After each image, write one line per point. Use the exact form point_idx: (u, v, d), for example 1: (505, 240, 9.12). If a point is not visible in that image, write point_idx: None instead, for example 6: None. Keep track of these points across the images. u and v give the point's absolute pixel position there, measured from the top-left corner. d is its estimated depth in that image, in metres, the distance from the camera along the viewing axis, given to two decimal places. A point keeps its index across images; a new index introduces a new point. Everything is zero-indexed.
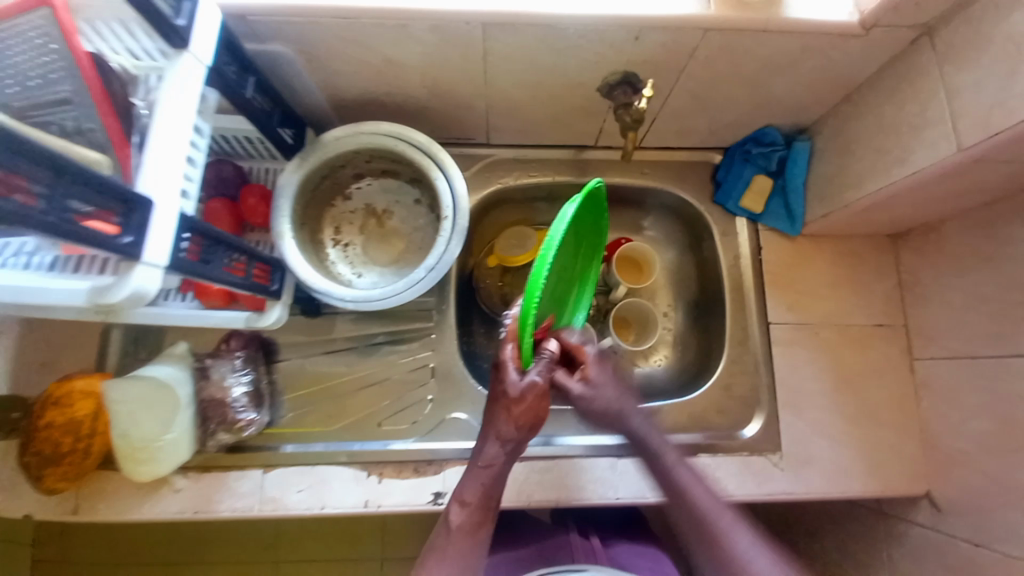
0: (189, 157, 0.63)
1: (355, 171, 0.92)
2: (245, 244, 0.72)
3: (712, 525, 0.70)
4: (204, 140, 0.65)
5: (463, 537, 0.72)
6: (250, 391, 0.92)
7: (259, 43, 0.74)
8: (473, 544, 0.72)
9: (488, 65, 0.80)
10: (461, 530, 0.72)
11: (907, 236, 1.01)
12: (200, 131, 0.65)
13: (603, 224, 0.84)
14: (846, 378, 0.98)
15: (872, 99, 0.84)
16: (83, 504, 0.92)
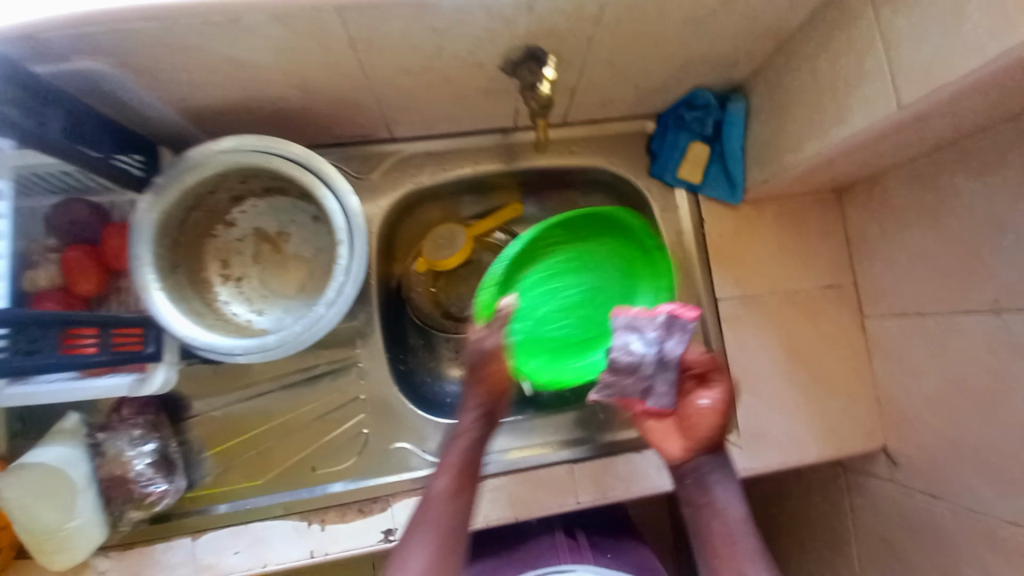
0: None
1: (232, 194, 0.79)
2: (93, 315, 0.62)
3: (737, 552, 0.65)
4: None
5: (440, 536, 0.62)
6: (155, 460, 0.83)
7: (52, 63, 0.58)
8: (450, 542, 0.62)
9: (362, 55, 0.66)
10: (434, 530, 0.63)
11: (851, 190, 0.95)
12: None
13: (650, 241, 0.80)
14: (799, 347, 0.95)
15: (806, 49, 0.75)
16: None
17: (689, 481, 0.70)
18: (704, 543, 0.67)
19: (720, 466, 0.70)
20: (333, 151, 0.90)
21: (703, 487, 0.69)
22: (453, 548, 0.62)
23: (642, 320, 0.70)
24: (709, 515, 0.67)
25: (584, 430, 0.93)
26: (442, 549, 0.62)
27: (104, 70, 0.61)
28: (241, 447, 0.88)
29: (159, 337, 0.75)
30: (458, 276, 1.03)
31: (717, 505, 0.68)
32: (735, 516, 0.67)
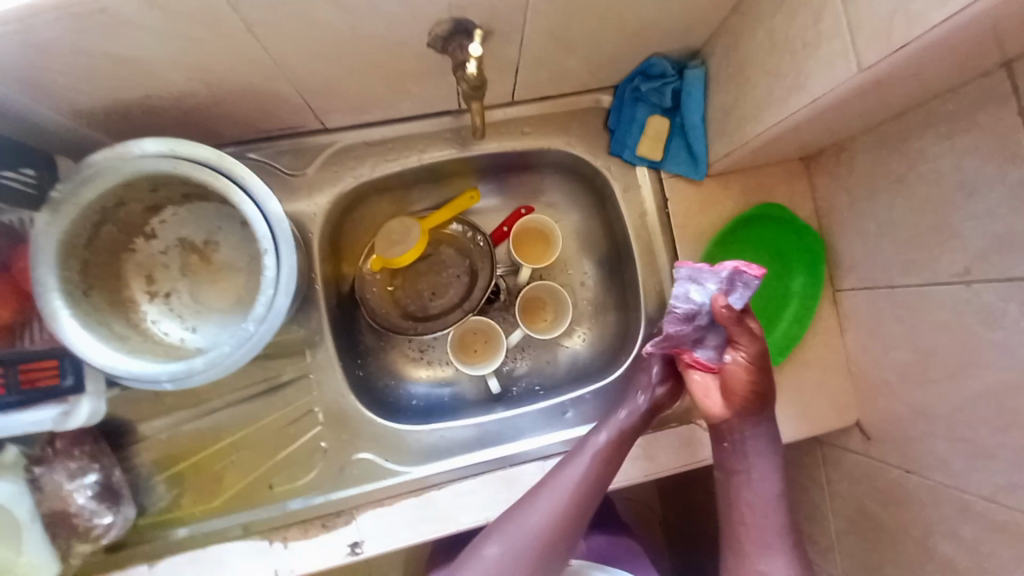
0: None
1: (145, 203, 0.72)
2: None
3: (762, 540, 0.67)
4: None
5: (562, 512, 0.70)
6: (99, 492, 0.78)
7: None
8: (555, 524, 0.70)
9: (267, 41, 0.59)
10: (552, 506, 0.70)
11: (818, 158, 0.91)
12: None
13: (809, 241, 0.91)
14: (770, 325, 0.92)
15: (761, 8, 0.69)
16: None
17: (730, 466, 0.72)
18: (731, 522, 0.70)
19: (764, 446, 0.72)
20: (262, 147, 0.83)
21: (744, 475, 0.71)
22: (551, 537, 0.69)
23: (704, 271, 0.70)
24: (742, 498, 0.70)
25: (555, 426, 0.89)
26: (563, 523, 0.70)
27: None
28: (195, 469, 0.83)
29: (78, 367, 0.69)
30: (416, 272, 0.98)
31: (752, 495, 0.69)
32: (766, 509, 0.68)
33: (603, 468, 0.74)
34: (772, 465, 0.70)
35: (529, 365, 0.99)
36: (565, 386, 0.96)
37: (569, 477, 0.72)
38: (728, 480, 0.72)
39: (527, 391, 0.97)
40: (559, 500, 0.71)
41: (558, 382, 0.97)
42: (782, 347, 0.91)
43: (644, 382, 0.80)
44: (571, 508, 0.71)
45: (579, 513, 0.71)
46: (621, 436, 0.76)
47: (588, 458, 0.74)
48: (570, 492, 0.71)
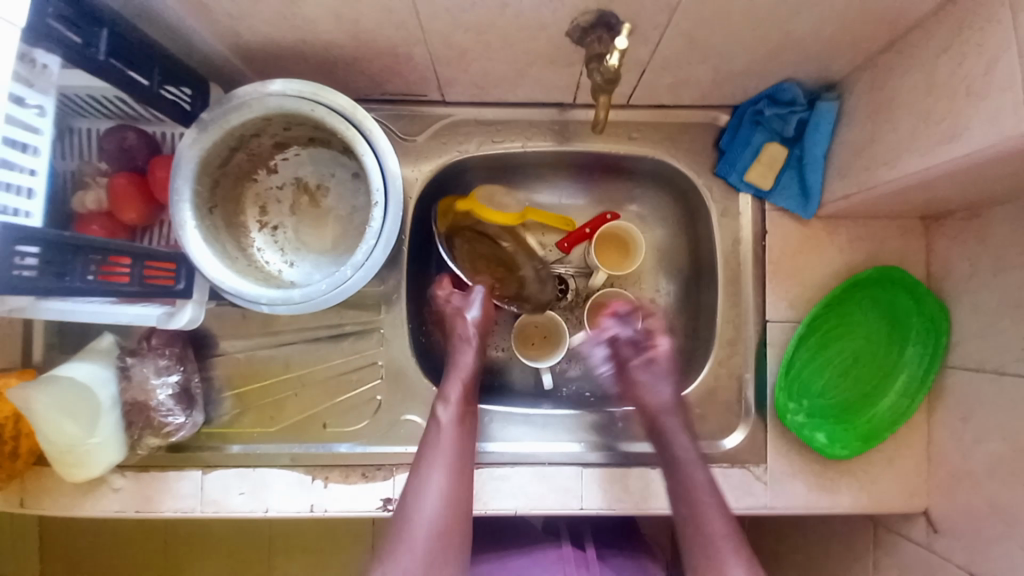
0: (22, 145, 0.56)
1: (275, 140, 0.78)
2: (121, 242, 0.61)
3: (711, 548, 0.69)
4: (47, 119, 0.59)
5: (456, 456, 0.72)
6: (177, 393, 0.85)
7: None
8: (456, 485, 0.70)
9: (419, 4, 0.62)
10: (449, 458, 0.72)
11: (944, 220, 0.84)
12: (43, 109, 0.59)
13: (928, 303, 0.83)
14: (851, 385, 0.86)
15: (923, 48, 0.64)
16: (30, 497, 0.84)
17: (681, 475, 0.75)
18: (682, 525, 0.72)
19: (687, 454, 0.77)
20: (381, 108, 0.87)
21: (689, 472, 0.75)
22: (459, 490, 0.70)
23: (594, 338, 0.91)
24: (696, 509, 0.72)
25: (601, 437, 0.90)
26: (460, 470, 0.71)
27: None
28: (259, 393, 0.89)
29: (190, 275, 0.75)
30: (480, 254, 0.95)
31: (711, 526, 0.70)
32: (712, 521, 0.70)
33: (466, 395, 0.79)
34: (702, 468, 0.76)
35: (583, 370, 0.97)
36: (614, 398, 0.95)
37: (443, 444, 0.73)
38: (678, 494, 0.75)
39: (576, 394, 0.96)
40: (452, 465, 0.71)
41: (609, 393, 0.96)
42: (875, 433, 0.84)
43: (447, 354, 0.84)
44: (460, 459, 0.72)
45: (468, 446, 0.74)
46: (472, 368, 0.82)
47: (454, 411, 0.76)
48: (452, 454, 0.72)
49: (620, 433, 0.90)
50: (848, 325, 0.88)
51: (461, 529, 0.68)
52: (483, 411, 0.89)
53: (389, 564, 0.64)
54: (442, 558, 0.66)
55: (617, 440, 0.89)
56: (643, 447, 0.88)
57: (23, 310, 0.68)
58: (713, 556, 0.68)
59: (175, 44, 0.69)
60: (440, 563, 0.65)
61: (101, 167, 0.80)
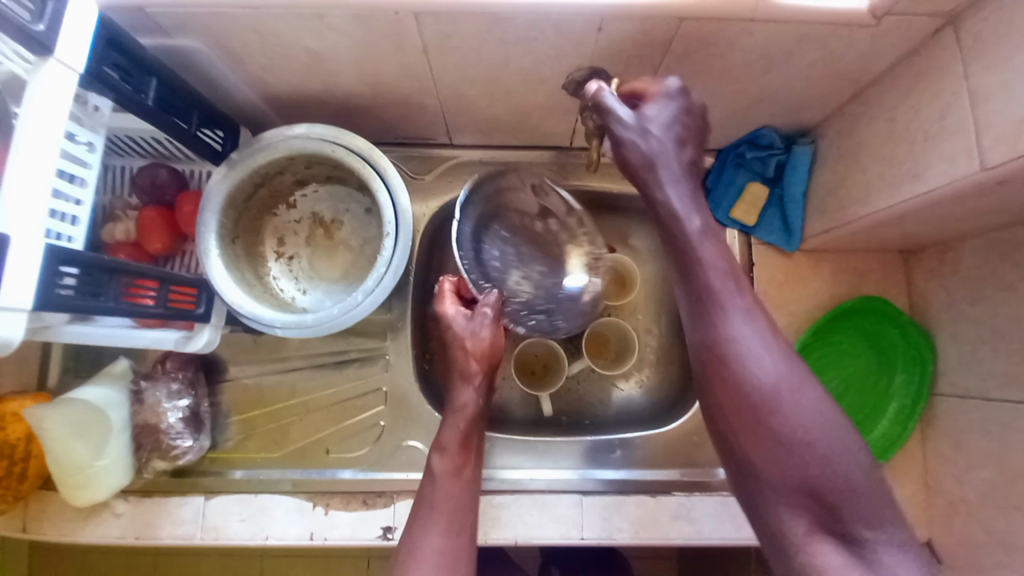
0: (72, 177, 0.63)
1: (296, 178, 0.84)
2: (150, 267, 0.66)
3: (785, 453, 0.55)
4: (95, 155, 0.66)
5: (453, 513, 0.69)
6: (186, 416, 0.86)
7: (154, 36, 0.66)
8: (455, 550, 0.66)
9: (433, 60, 0.70)
10: (444, 516, 0.68)
11: (920, 254, 0.89)
12: (92, 146, 0.66)
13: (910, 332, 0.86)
14: None
15: (883, 99, 0.72)
16: (32, 522, 0.85)
17: (717, 330, 0.59)
18: (739, 442, 0.58)
19: (738, 305, 0.60)
20: (393, 150, 0.94)
21: (733, 344, 0.58)
22: (457, 556, 0.66)
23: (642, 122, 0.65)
24: (763, 395, 0.57)
25: (601, 464, 0.90)
26: (457, 530, 0.68)
27: (200, 46, 0.67)
28: (264, 419, 0.91)
29: (209, 299, 0.80)
30: None
31: (776, 383, 0.57)
32: (813, 415, 0.56)
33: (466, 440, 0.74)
34: (736, 298, 0.60)
35: (581, 397, 0.98)
36: (612, 426, 0.96)
37: (437, 498, 0.70)
38: (712, 357, 0.59)
39: (575, 422, 0.97)
40: (447, 527, 0.67)
41: (608, 420, 0.97)
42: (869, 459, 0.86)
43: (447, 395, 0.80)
44: (455, 516, 0.69)
45: (465, 501, 0.70)
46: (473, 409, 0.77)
47: (449, 463, 0.72)
48: (448, 510, 0.69)
49: (619, 462, 0.90)
50: (837, 354, 0.91)
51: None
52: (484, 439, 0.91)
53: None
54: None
55: (616, 468, 0.90)
56: (642, 475, 0.89)
57: (41, 334, 0.64)
58: (780, 411, 0.56)
59: (212, 91, 0.77)
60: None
61: (132, 202, 0.87)
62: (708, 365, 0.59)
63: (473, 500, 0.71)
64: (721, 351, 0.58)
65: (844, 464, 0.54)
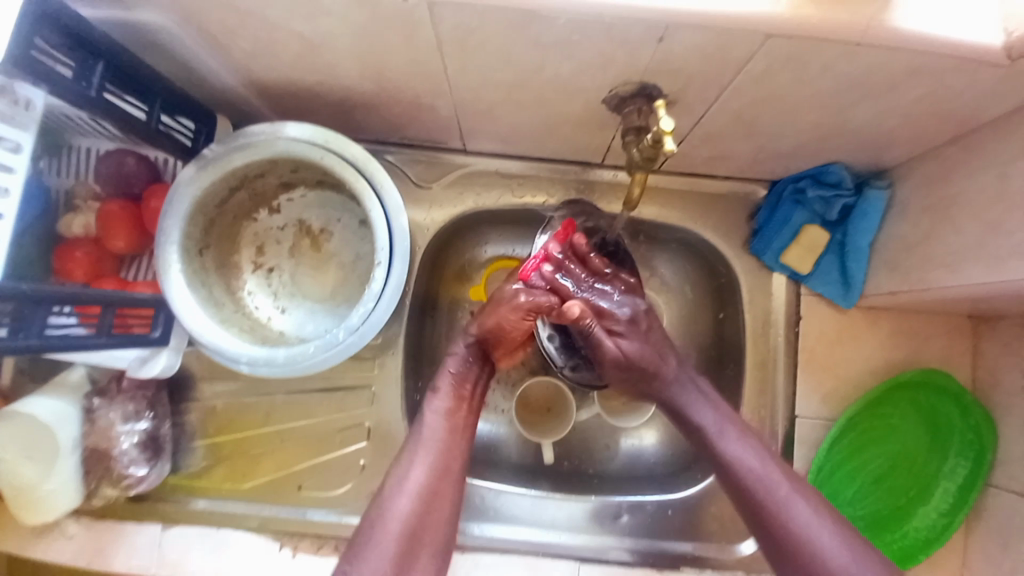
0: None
1: (281, 179, 0.72)
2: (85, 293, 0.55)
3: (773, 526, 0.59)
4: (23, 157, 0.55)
5: (439, 455, 0.64)
6: (143, 441, 0.77)
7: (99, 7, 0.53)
8: (435, 487, 0.63)
9: (449, 59, 0.57)
10: (430, 455, 0.64)
11: (994, 323, 0.76)
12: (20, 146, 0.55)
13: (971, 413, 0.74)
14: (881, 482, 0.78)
15: (992, 151, 0.59)
16: None
17: (764, 497, 0.61)
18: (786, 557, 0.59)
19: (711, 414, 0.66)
20: (398, 151, 0.82)
21: (783, 510, 0.60)
22: (438, 492, 0.62)
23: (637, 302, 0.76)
24: (795, 532, 0.58)
25: (604, 528, 0.80)
26: (442, 470, 0.64)
27: (163, 25, 0.55)
28: (235, 445, 0.81)
29: (168, 321, 0.70)
30: None
31: (803, 524, 0.59)
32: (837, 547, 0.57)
33: (462, 394, 0.69)
34: (743, 441, 0.64)
35: (586, 440, 0.88)
36: (620, 480, 0.86)
37: (427, 437, 0.65)
38: (758, 519, 0.61)
39: (578, 471, 0.86)
40: (433, 465, 0.64)
41: (615, 474, 0.86)
42: (907, 554, 0.76)
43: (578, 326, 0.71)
44: (442, 458, 0.64)
45: (455, 447, 0.66)
46: (471, 361, 0.70)
47: (446, 402, 0.68)
48: (436, 450, 0.64)
49: (624, 528, 0.80)
50: (883, 430, 0.80)
51: (435, 528, 0.61)
52: (481, 491, 0.81)
53: (358, 564, 0.57)
54: (412, 552, 0.59)
55: (620, 535, 0.80)
56: (646, 545, 0.80)
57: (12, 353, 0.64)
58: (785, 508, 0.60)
59: (186, 75, 0.65)
60: (409, 557, 0.59)
61: (96, 189, 0.75)
62: (740, 500, 0.62)
63: (467, 445, 0.67)
64: (770, 512, 0.60)
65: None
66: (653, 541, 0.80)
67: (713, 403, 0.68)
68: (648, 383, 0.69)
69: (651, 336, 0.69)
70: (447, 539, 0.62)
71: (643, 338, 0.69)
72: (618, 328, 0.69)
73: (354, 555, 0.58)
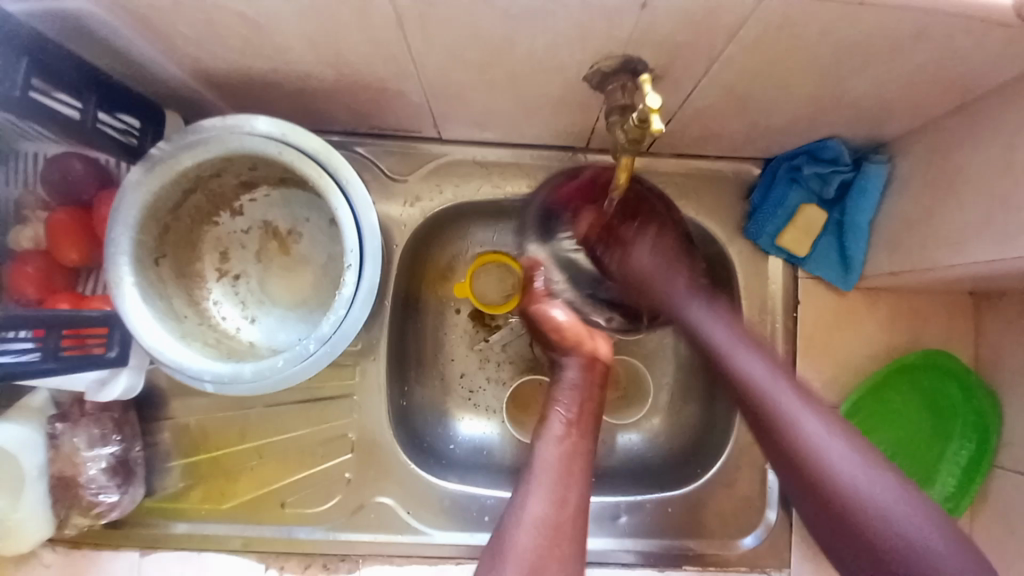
0: None
1: (240, 179, 0.67)
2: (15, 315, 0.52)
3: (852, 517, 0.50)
4: None
5: (558, 482, 0.58)
6: (111, 465, 0.72)
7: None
8: (557, 519, 0.55)
9: (413, 39, 0.52)
10: (548, 484, 0.58)
11: (997, 299, 0.73)
12: None
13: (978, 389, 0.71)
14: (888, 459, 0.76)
15: (997, 119, 0.55)
16: None
17: (800, 441, 0.54)
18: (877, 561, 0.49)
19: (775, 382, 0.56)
20: (370, 143, 0.76)
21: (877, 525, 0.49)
22: (561, 524, 0.55)
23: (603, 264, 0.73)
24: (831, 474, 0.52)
25: (603, 530, 0.77)
26: (562, 493, 0.57)
27: (93, 13, 0.49)
28: (212, 464, 0.76)
29: (126, 340, 0.63)
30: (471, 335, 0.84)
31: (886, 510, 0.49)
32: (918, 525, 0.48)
33: (579, 419, 0.62)
34: (793, 392, 0.56)
35: None
36: (619, 477, 0.82)
37: (542, 466, 0.59)
38: (786, 462, 0.54)
39: None
40: (553, 494, 0.57)
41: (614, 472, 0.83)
42: None
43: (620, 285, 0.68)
44: (562, 487, 0.57)
45: (576, 473, 0.59)
46: (583, 386, 0.64)
47: (558, 429, 0.62)
48: (554, 475, 0.58)
49: (624, 529, 0.77)
50: (888, 414, 0.77)
51: (565, 558, 0.54)
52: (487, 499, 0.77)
53: None
54: None
55: (621, 536, 0.77)
56: (648, 544, 0.77)
57: None
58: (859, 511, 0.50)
59: (128, 69, 0.59)
60: None
61: (44, 198, 0.69)
62: (764, 439, 0.56)
63: (585, 466, 0.60)
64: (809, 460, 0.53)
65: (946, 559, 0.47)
66: (654, 540, 0.77)
67: (713, 304, 0.63)
68: (651, 297, 0.66)
69: (659, 242, 0.68)
70: None
71: (654, 246, 0.67)
72: (636, 240, 0.68)
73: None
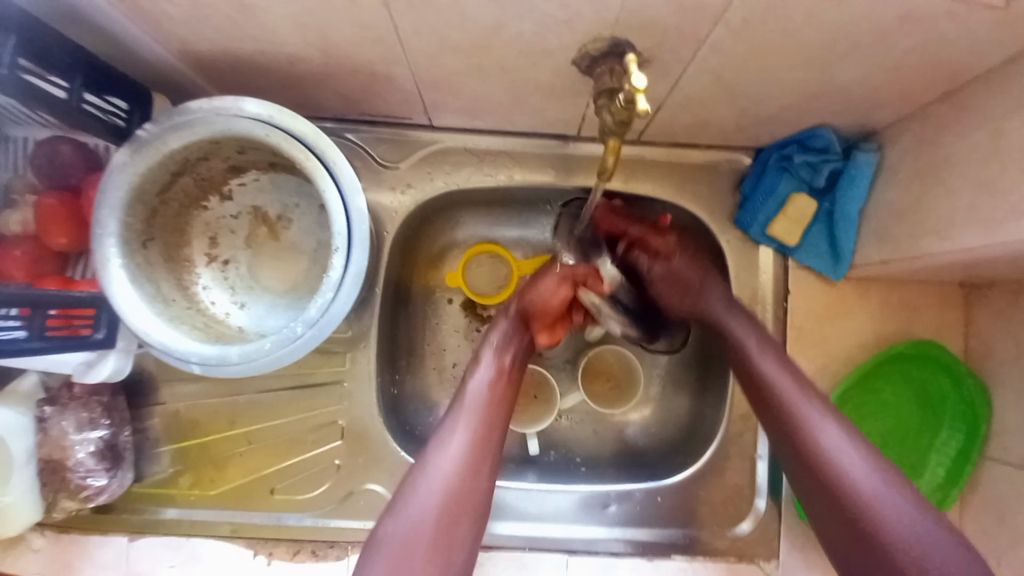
0: None
1: (230, 163, 0.67)
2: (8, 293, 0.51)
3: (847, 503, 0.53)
4: None
5: (480, 422, 0.60)
6: (99, 451, 0.71)
7: None
8: (477, 457, 0.58)
9: (399, 21, 0.52)
10: (473, 420, 0.60)
11: (988, 290, 0.73)
12: None
13: (966, 380, 0.71)
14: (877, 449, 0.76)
15: (985, 106, 0.56)
16: None
17: (815, 445, 0.56)
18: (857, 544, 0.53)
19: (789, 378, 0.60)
20: (361, 130, 0.76)
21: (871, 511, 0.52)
22: (480, 460, 0.58)
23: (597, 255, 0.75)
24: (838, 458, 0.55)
25: (592, 518, 0.77)
26: (485, 434, 0.60)
27: None
28: (202, 450, 0.77)
29: (113, 322, 0.65)
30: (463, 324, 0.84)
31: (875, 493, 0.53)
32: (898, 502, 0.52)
33: (509, 365, 0.65)
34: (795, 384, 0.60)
35: (572, 429, 0.85)
36: (609, 465, 0.83)
37: (467, 402, 0.61)
38: (796, 452, 0.57)
39: (565, 459, 0.83)
40: (475, 430, 0.59)
41: (604, 460, 0.83)
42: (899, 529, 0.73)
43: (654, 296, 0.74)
44: (483, 426, 0.60)
45: (498, 416, 0.62)
46: (513, 338, 0.67)
47: (490, 371, 0.64)
48: (478, 414, 0.60)
49: (613, 517, 0.78)
50: (877, 404, 0.77)
51: (477, 499, 0.56)
52: None
53: (398, 518, 0.54)
54: (452, 526, 0.54)
55: (610, 524, 0.77)
56: (637, 532, 0.77)
57: None
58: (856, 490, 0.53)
59: (116, 51, 0.59)
60: (451, 524, 0.54)
61: (33, 182, 0.69)
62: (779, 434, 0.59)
63: (507, 416, 0.62)
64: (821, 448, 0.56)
65: (933, 540, 0.51)
66: (643, 528, 0.77)
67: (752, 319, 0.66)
68: (693, 298, 0.70)
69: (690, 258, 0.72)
70: (484, 514, 0.57)
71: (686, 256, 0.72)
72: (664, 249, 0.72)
73: (394, 509, 0.55)
